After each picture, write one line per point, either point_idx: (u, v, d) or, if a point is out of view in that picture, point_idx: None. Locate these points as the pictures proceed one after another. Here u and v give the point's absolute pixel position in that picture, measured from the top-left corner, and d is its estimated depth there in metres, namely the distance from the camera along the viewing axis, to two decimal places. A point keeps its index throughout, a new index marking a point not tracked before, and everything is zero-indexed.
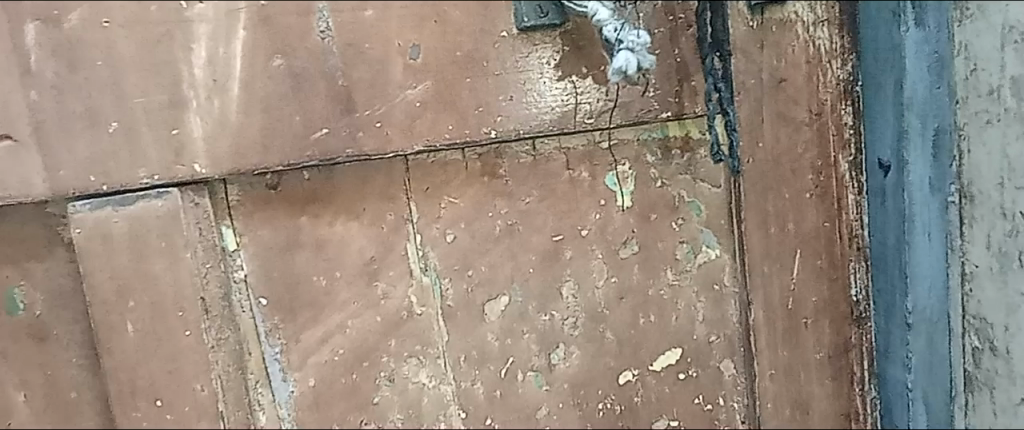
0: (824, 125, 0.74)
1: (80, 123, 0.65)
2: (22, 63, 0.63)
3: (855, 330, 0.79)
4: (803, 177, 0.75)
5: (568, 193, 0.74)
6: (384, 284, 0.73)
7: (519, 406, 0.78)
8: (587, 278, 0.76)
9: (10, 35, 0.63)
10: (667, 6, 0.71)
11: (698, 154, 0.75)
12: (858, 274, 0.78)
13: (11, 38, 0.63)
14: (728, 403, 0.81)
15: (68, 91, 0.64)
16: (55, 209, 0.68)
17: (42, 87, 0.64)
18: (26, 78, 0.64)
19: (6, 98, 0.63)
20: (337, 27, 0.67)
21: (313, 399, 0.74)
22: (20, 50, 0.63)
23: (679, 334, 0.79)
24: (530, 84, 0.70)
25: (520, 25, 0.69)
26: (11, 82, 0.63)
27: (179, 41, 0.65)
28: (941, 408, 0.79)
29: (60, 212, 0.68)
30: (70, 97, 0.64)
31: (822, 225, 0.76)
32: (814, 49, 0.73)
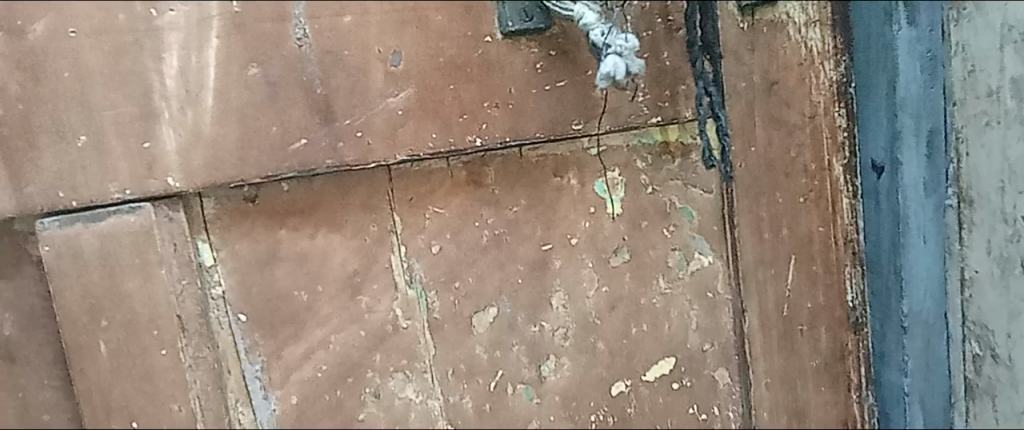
0: (818, 128, 0.72)
1: (46, 137, 0.63)
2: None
3: (852, 336, 0.77)
4: (797, 181, 0.73)
5: (556, 200, 0.72)
6: (368, 297, 0.71)
7: (509, 420, 0.76)
8: (576, 288, 0.74)
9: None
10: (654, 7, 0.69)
11: (690, 159, 0.73)
12: (853, 279, 0.75)
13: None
14: (722, 412, 0.79)
15: (33, 104, 0.62)
16: (22, 226, 0.66)
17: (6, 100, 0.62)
18: None
19: None
20: (315, 34, 0.64)
21: (296, 416, 0.72)
22: None
23: (672, 343, 0.77)
24: (515, 90, 0.68)
25: (504, 29, 0.67)
26: None
27: (148, 50, 0.63)
28: (937, 413, 0.77)
29: (27, 228, 0.66)
30: (34, 110, 0.62)
31: (816, 229, 0.74)
32: (806, 50, 0.71)
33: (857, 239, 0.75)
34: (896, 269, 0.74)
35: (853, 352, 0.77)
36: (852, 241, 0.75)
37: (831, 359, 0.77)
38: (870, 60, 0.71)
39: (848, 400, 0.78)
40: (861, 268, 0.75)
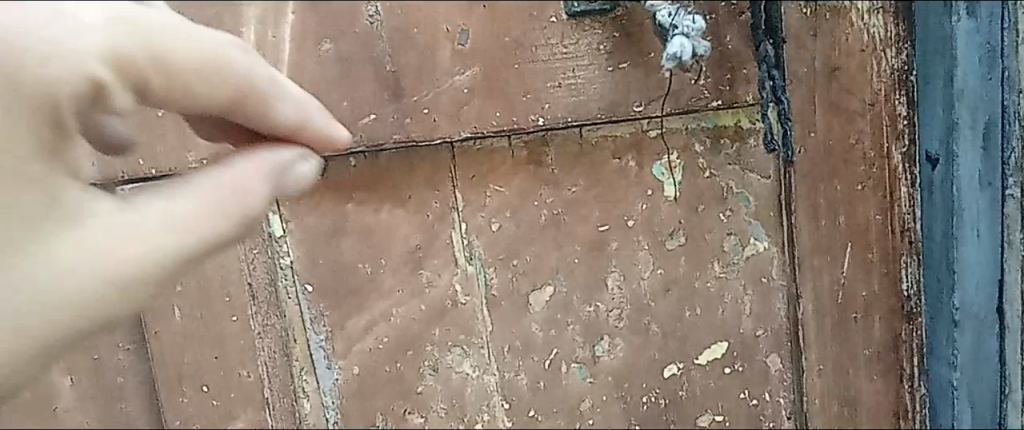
0: (878, 115, 0.72)
1: None
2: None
3: (903, 328, 0.77)
4: (856, 169, 0.74)
5: (615, 182, 0.73)
6: (429, 272, 0.72)
7: (563, 398, 0.77)
8: (632, 269, 0.75)
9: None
10: None
11: (748, 144, 0.73)
12: (908, 271, 0.76)
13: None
14: (774, 399, 0.79)
15: None
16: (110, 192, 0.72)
17: None
18: None
19: None
20: (386, 11, 0.66)
21: (357, 385, 0.74)
22: None
23: (727, 328, 0.77)
24: (578, 70, 0.69)
25: (570, 10, 0.68)
26: None
27: (229, 25, 0.66)
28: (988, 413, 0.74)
29: None
30: None
31: (873, 217, 0.75)
32: (868, 37, 0.71)
33: (913, 231, 0.75)
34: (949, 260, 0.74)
35: (904, 343, 0.78)
36: (905, 233, 0.75)
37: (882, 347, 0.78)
38: (928, 52, 0.71)
39: (898, 391, 0.79)
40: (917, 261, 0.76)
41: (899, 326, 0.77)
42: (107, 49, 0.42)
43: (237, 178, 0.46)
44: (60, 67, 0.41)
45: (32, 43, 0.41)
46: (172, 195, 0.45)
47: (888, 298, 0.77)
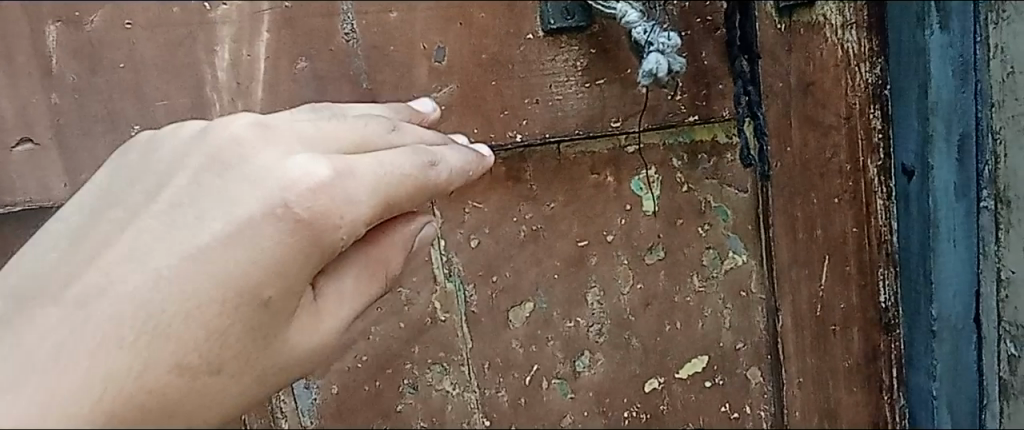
0: (853, 129, 0.73)
1: (101, 126, 0.62)
2: (41, 64, 0.61)
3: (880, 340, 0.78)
4: (832, 182, 0.74)
5: (593, 197, 0.73)
6: (408, 289, 0.72)
7: (544, 413, 0.77)
8: (612, 284, 0.75)
9: (31, 38, 0.60)
10: (696, 6, 0.69)
11: (725, 158, 0.74)
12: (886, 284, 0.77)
13: (32, 41, 0.60)
14: (754, 411, 0.80)
15: (87, 93, 0.62)
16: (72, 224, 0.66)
17: (62, 90, 0.61)
18: (45, 81, 0.61)
19: (24, 102, 0.61)
20: (362, 29, 0.65)
21: (337, 405, 0.73)
22: (39, 54, 0.61)
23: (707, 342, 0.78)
24: (555, 87, 0.69)
25: (546, 27, 0.68)
26: (30, 85, 0.61)
27: (202, 43, 0.63)
28: (966, 416, 0.78)
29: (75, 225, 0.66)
30: (89, 100, 0.62)
31: (850, 229, 0.75)
32: (843, 52, 0.71)
33: (889, 244, 0.76)
34: (925, 272, 0.76)
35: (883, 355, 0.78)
36: (883, 247, 0.76)
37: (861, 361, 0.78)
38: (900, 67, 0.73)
39: (877, 403, 0.79)
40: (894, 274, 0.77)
41: (877, 339, 0.78)
42: (425, 164, 0.47)
43: (381, 253, 0.48)
44: (351, 205, 0.43)
45: (331, 191, 0.43)
46: (350, 271, 0.47)
47: (867, 310, 0.77)
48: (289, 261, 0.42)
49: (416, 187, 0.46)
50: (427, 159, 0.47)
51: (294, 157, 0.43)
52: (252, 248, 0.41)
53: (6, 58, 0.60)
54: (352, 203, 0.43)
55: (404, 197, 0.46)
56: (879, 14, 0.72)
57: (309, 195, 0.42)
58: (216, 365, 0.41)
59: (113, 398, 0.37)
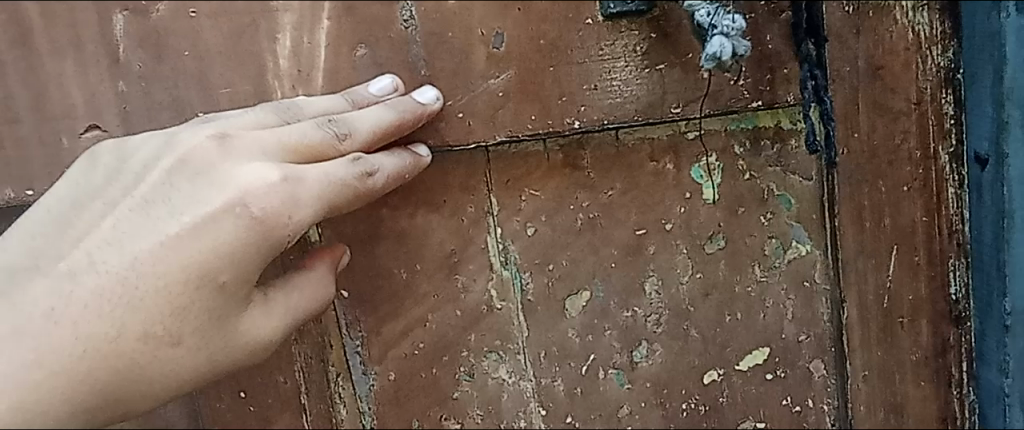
0: (924, 114, 0.71)
1: (166, 113, 0.62)
2: (110, 52, 0.62)
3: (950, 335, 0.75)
4: (902, 170, 0.72)
5: (652, 185, 0.72)
6: (465, 277, 0.71)
7: (600, 404, 0.76)
8: (670, 274, 0.74)
9: (99, 26, 0.61)
10: None
11: (790, 145, 0.72)
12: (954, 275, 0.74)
13: (100, 29, 0.61)
14: (817, 405, 0.78)
15: (153, 81, 0.62)
16: None
17: (129, 77, 0.62)
18: (113, 68, 0.62)
19: (93, 89, 0.61)
20: (421, 16, 0.65)
21: (394, 392, 0.72)
22: (108, 41, 0.61)
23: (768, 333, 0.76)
24: (614, 73, 0.68)
25: (606, 12, 0.67)
26: (98, 72, 0.61)
27: (264, 30, 0.63)
28: None
29: None
30: (155, 87, 0.62)
31: (920, 219, 0.73)
32: (913, 34, 0.69)
33: (960, 233, 0.73)
34: (998, 264, 0.70)
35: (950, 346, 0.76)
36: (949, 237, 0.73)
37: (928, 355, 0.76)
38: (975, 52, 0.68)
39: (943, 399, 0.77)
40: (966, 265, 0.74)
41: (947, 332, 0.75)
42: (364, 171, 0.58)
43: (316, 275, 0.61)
44: (299, 208, 0.54)
45: (283, 196, 0.54)
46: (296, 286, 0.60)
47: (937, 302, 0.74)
48: (241, 252, 0.53)
49: (350, 195, 0.57)
50: (368, 170, 0.58)
51: (253, 165, 0.54)
52: (213, 241, 0.52)
53: (75, 47, 0.61)
54: (297, 206, 0.54)
55: (345, 197, 0.57)
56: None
57: (259, 196, 0.53)
58: (177, 337, 0.53)
59: (90, 359, 0.50)
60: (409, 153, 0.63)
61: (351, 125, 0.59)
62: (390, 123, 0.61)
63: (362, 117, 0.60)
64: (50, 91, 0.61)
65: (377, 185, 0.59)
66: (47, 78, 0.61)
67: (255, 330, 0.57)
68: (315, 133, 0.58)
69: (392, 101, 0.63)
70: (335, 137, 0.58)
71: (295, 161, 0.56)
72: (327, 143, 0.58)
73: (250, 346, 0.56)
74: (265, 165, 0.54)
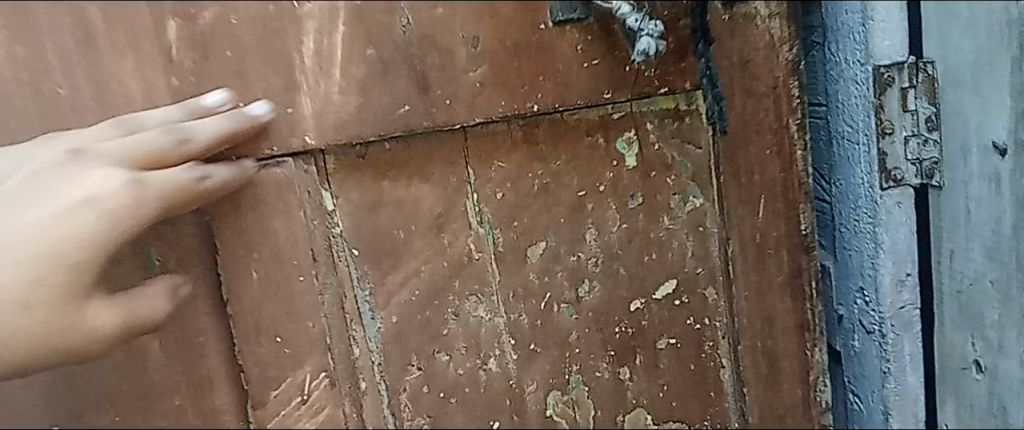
0: (778, 97, 0.93)
1: (212, 103, 0.75)
2: (164, 52, 0.74)
3: (880, 296, 0.94)
4: (765, 137, 0.94)
5: (589, 155, 0.92)
6: (450, 234, 0.88)
7: (555, 332, 0.95)
8: (604, 224, 0.95)
9: (155, 30, 0.74)
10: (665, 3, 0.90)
11: (686, 122, 0.94)
12: (924, 245, 0.93)
13: (156, 33, 0.74)
14: (712, 322, 1.00)
15: (203, 77, 0.75)
16: None
17: (181, 74, 0.74)
18: (168, 66, 0.74)
19: (150, 84, 0.74)
20: (416, 22, 0.81)
21: (395, 332, 0.87)
22: (163, 44, 0.74)
23: (841, 274, 1.00)
24: (562, 67, 0.87)
25: (554, 19, 0.86)
26: (155, 68, 0.74)
27: (292, 34, 0.77)
28: None
29: None
30: (205, 81, 0.75)
31: (779, 174, 0.95)
32: (769, 36, 0.91)
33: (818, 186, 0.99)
34: None
35: (907, 313, 0.95)
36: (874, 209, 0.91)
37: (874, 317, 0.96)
38: (964, 49, 0.82)
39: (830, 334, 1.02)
40: (943, 243, 0.90)
41: (886, 296, 0.94)
42: (199, 177, 0.71)
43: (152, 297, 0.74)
44: (115, 203, 0.66)
45: (110, 195, 0.66)
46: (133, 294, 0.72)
47: (849, 255, 0.97)
48: (84, 243, 0.65)
49: (190, 194, 0.71)
50: (201, 176, 0.72)
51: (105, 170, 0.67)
52: (75, 227, 0.65)
53: (134, 47, 0.73)
54: (139, 205, 0.67)
55: (155, 201, 0.68)
56: (905, 8, 0.87)
57: (110, 194, 0.66)
58: (29, 305, 0.64)
59: None
60: (236, 165, 0.76)
61: (189, 130, 0.71)
62: (226, 128, 0.73)
63: (202, 124, 0.72)
64: (112, 84, 0.73)
65: (213, 187, 0.73)
66: (112, 74, 0.73)
67: (103, 321, 0.69)
68: (160, 138, 0.70)
69: (227, 111, 0.74)
70: (178, 141, 0.70)
71: (141, 167, 0.68)
72: (173, 148, 0.70)
73: (91, 333, 0.68)
74: (110, 170, 0.67)
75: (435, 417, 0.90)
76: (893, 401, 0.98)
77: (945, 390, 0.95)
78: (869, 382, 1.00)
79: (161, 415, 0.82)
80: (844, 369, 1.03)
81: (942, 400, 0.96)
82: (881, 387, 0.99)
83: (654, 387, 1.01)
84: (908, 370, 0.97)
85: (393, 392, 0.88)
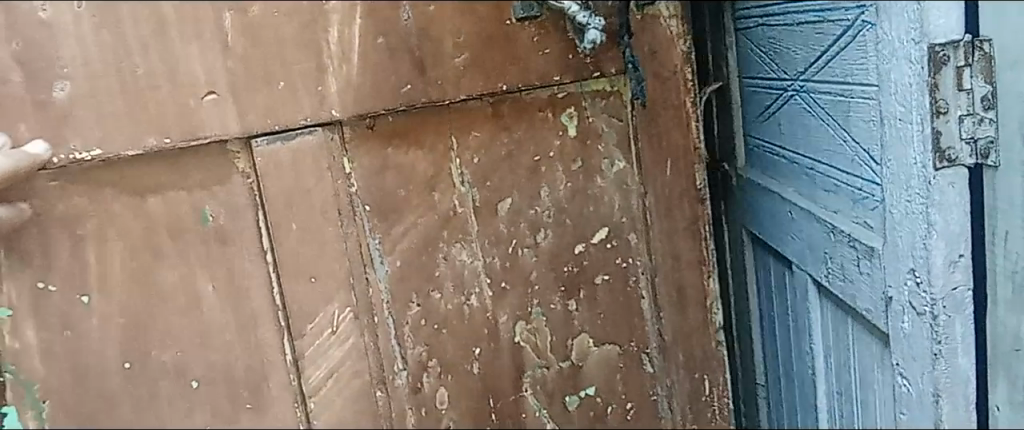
0: (677, 79, 1.07)
1: (259, 83, 0.93)
2: (222, 40, 0.91)
3: (875, 271, 0.82)
4: (668, 112, 1.08)
5: (542, 125, 1.06)
6: (439, 192, 1.04)
7: (518, 273, 1.09)
8: (554, 183, 1.08)
9: (215, 22, 0.91)
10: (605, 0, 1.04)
11: (614, 99, 1.08)
12: (976, 227, 0.74)
13: (216, 24, 0.91)
14: (637, 262, 1.13)
15: (253, 60, 0.92)
16: (236, 147, 0.94)
17: (235, 58, 0.92)
18: (224, 51, 0.92)
19: (211, 67, 0.91)
20: (415, 15, 0.98)
21: (399, 275, 1.03)
22: (221, 32, 0.91)
23: (829, 248, 0.92)
24: (524, 55, 1.03)
25: (518, 15, 1.01)
26: (214, 53, 0.91)
27: (321, 26, 0.94)
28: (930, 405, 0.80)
29: (239, 148, 0.94)
30: (253, 64, 0.92)
31: (682, 142, 1.09)
32: (669, 32, 1.06)
33: (802, 169, 0.96)
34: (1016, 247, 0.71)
35: (959, 293, 0.75)
36: (885, 191, 0.78)
37: (880, 296, 0.83)
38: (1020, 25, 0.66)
39: (871, 329, 0.88)
40: (998, 224, 0.72)
41: (936, 277, 0.74)
42: None
43: None
44: None
45: None
46: None
47: (896, 234, 0.77)
48: None
49: None
50: None
51: None
52: None
53: (198, 36, 0.91)
54: None
55: None
56: None
57: None
58: None
59: None
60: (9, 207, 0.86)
61: None
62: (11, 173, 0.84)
63: None
64: (182, 67, 0.91)
65: None
66: (181, 58, 0.90)
67: None
68: None
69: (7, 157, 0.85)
70: None
71: None
72: None
73: None
74: None
75: (431, 346, 1.07)
76: (879, 397, 0.90)
77: (998, 373, 0.76)
78: (868, 349, 0.90)
79: (214, 349, 0.99)
80: (847, 339, 0.95)
81: (993, 381, 0.77)
82: (876, 358, 0.89)
83: (597, 318, 1.14)
84: (959, 352, 0.77)
85: (398, 324, 1.04)
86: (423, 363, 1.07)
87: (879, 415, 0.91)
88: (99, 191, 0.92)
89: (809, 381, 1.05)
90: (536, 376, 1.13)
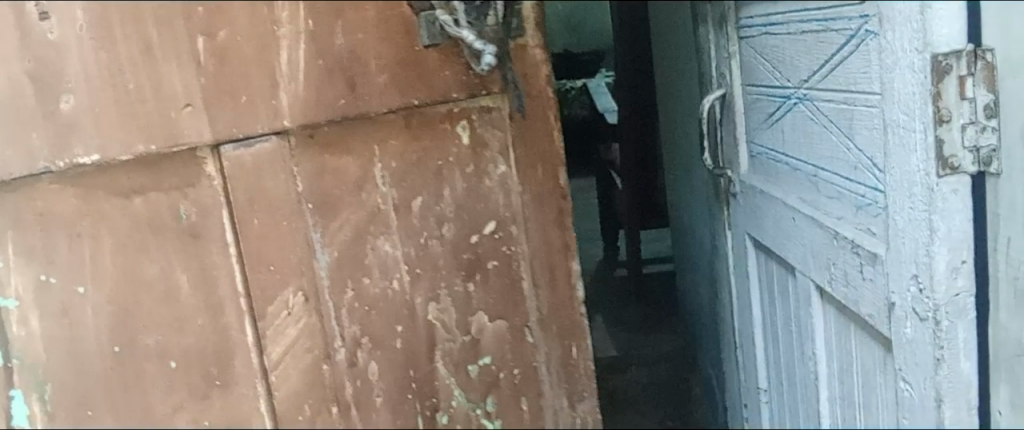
0: (541, 96, 1.20)
1: (225, 98, 1.09)
2: (196, 59, 1.07)
3: (877, 277, 1.02)
4: (539, 123, 1.21)
5: (442, 134, 1.19)
6: (367, 191, 1.18)
7: (428, 261, 1.23)
8: (450, 182, 1.21)
9: (190, 42, 1.06)
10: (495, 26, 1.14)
11: (496, 113, 1.20)
12: (980, 232, 0.90)
13: (190, 44, 1.06)
14: (518, 249, 1.26)
15: (223, 78, 1.08)
16: (204, 153, 1.12)
17: (207, 75, 1.08)
18: (198, 70, 1.07)
19: (188, 83, 1.07)
20: (346, 40, 1.11)
21: (337, 262, 1.19)
22: (195, 52, 1.07)
23: (830, 254, 1.13)
24: (426, 73, 1.14)
25: (423, 41, 1.14)
26: (190, 71, 1.07)
27: (274, 49, 1.09)
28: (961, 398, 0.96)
29: (207, 154, 1.12)
30: (223, 81, 1.08)
31: (549, 149, 1.22)
32: (535, 56, 1.19)
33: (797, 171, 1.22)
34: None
35: (960, 299, 0.92)
36: (889, 197, 0.97)
37: (883, 301, 1.02)
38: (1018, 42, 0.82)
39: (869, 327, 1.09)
40: (1000, 229, 0.88)
41: (940, 280, 0.91)
42: None
43: None
44: None
45: None
46: None
47: (901, 239, 0.95)
48: None
49: None
50: None
51: None
52: None
53: (177, 56, 1.06)
54: None
55: None
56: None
57: None
58: None
59: None
60: None
61: None
62: None
63: None
64: (165, 83, 1.07)
65: None
66: (163, 77, 1.06)
67: None
68: None
69: None
70: None
71: None
72: None
73: None
74: None
75: (362, 324, 1.23)
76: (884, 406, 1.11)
77: (1002, 376, 0.93)
78: (871, 354, 1.11)
79: (188, 332, 1.20)
80: (851, 342, 1.16)
81: (996, 383, 0.94)
82: (881, 364, 1.09)
83: (490, 298, 1.27)
84: (962, 355, 0.94)
85: (337, 306, 1.21)
86: (358, 339, 1.23)
87: (881, 417, 1.13)
88: (92, 193, 1.11)
89: (812, 386, 1.32)
90: (449, 348, 1.28)
